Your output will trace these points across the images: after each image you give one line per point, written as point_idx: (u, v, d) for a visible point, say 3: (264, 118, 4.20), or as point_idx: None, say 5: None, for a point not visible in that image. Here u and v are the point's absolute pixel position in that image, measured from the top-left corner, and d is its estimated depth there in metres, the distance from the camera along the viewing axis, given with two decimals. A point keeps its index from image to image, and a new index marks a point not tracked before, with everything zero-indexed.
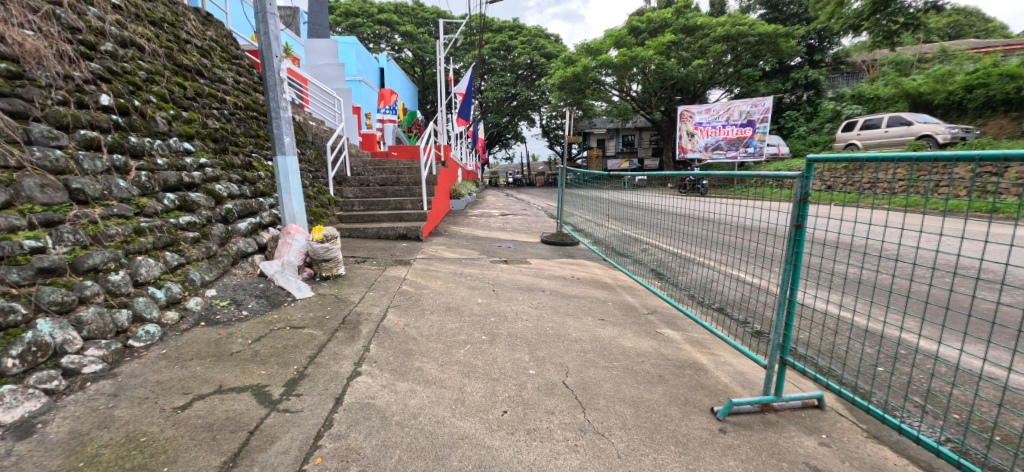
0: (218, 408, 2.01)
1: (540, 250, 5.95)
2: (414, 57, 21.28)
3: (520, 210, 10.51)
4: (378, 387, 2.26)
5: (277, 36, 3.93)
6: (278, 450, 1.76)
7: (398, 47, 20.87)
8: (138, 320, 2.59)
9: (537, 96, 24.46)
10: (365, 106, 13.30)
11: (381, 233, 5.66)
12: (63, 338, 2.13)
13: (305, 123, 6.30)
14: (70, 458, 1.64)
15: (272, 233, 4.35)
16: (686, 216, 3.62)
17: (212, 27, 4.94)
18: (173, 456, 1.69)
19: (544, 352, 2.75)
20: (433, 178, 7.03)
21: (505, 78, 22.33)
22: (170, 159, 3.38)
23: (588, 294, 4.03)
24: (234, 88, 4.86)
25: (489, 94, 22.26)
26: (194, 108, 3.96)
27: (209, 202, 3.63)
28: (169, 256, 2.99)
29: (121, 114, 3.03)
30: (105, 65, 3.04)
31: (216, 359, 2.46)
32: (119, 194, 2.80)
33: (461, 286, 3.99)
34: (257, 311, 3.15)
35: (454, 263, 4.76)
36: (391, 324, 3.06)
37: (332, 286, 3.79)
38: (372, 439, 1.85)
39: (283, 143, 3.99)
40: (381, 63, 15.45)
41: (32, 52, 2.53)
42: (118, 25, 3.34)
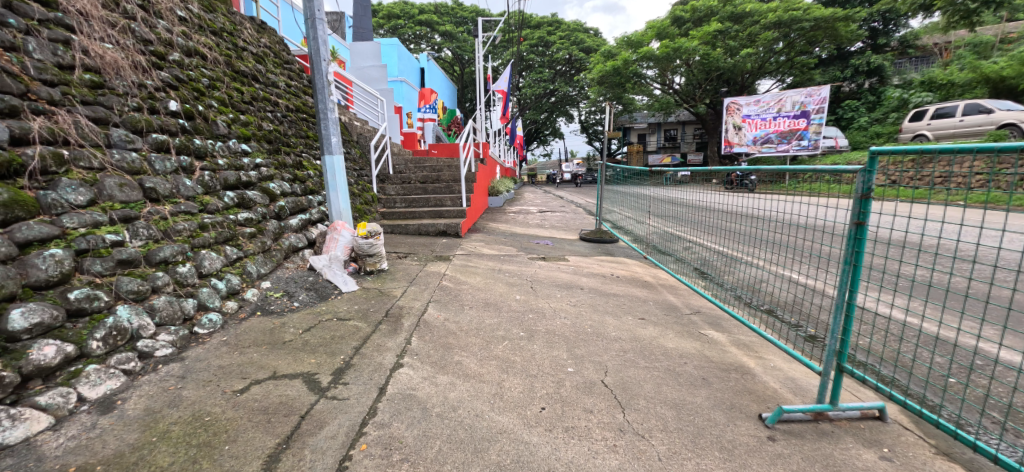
0: (273, 392, 2.14)
1: (579, 247, 5.88)
2: (453, 56, 21.59)
3: (559, 207, 10.36)
4: (420, 379, 2.32)
5: (325, 41, 4.09)
6: (327, 435, 1.86)
7: (438, 47, 21.27)
8: (203, 309, 2.80)
9: (575, 91, 24.05)
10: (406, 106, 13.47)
11: (421, 229, 5.79)
12: (138, 324, 2.35)
13: (352, 123, 6.53)
14: (144, 434, 1.82)
15: (320, 229, 4.56)
16: (735, 214, 3.50)
17: (267, 34, 5.22)
18: (233, 436, 1.83)
19: (583, 350, 2.72)
20: (472, 175, 7.12)
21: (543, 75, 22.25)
22: (230, 160, 3.62)
23: (628, 292, 3.94)
24: (286, 92, 5.12)
25: (528, 91, 22.27)
26: (251, 112, 4.21)
27: (264, 200, 3.85)
28: (229, 250, 3.21)
29: (187, 118, 3.29)
30: (173, 73, 3.30)
31: (271, 346, 2.61)
32: (186, 193, 3.04)
33: (500, 282, 4.01)
34: (307, 302, 3.31)
35: (492, 260, 4.79)
36: (431, 318, 3.13)
37: (375, 280, 3.93)
38: (414, 429, 1.91)
39: (330, 142, 4.15)
40: (421, 63, 15.43)
41: (112, 63, 2.78)
42: (184, 36, 3.61)
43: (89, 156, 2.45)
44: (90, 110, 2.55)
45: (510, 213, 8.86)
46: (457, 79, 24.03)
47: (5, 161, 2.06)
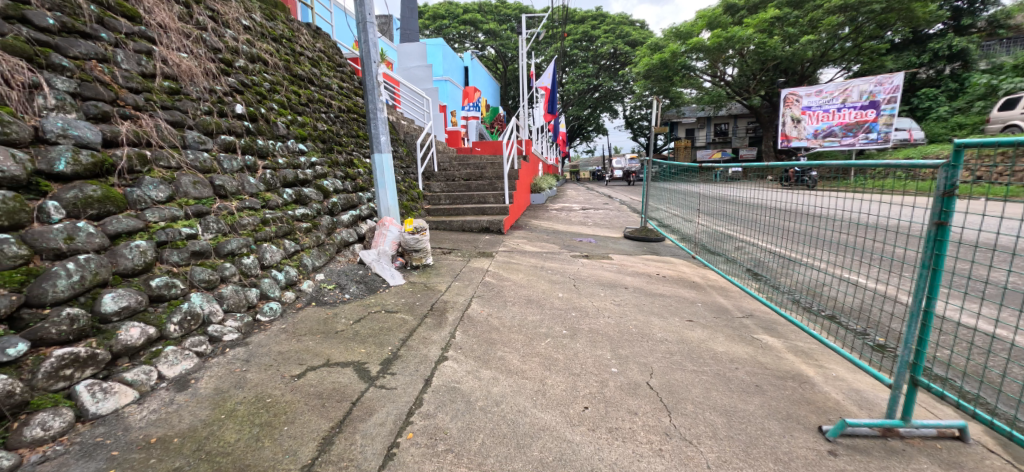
0: (326, 379, 2.26)
1: (623, 245, 5.75)
2: (497, 54, 21.73)
3: (602, 205, 10.18)
4: (464, 372, 2.36)
5: (375, 44, 4.23)
6: (376, 421, 1.95)
7: (482, 45, 21.51)
8: (265, 298, 3.00)
9: (620, 87, 23.57)
10: (450, 104, 13.75)
11: (465, 225, 5.90)
12: (209, 310, 2.57)
13: (399, 122, 6.73)
14: (214, 411, 1.99)
15: (369, 225, 4.76)
16: (791, 211, 3.30)
17: (321, 39, 5.49)
18: (290, 417, 1.96)
19: (627, 350, 2.66)
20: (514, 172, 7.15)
21: (587, 70, 21.88)
22: (289, 159, 3.85)
23: (675, 293, 3.81)
24: (339, 93, 5.36)
25: (571, 87, 21.98)
26: (307, 113, 4.45)
27: (319, 196, 4.06)
28: (287, 244, 3.42)
29: (251, 120, 3.52)
30: (239, 79, 3.54)
31: (324, 335, 2.76)
32: (250, 189, 3.26)
33: (542, 279, 4.00)
34: (357, 295, 3.47)
35: (535, 257, 4.79)
36: (475, 313, 3.17)
37: (421, 275, 4.04)
38: (458, 421, 1.96)
39: (380, 141, 4.31)
40: (464, 62, 15.54)
41: (186, 71, 3.03)
42: (249, 43, 3.86)
43: (168, 157, 2.69)
44: (169, 114, 2.79)
45: (552, 210, 8.82)
46: (500, 77, 24.16)
47: (100, 161, 2.30)
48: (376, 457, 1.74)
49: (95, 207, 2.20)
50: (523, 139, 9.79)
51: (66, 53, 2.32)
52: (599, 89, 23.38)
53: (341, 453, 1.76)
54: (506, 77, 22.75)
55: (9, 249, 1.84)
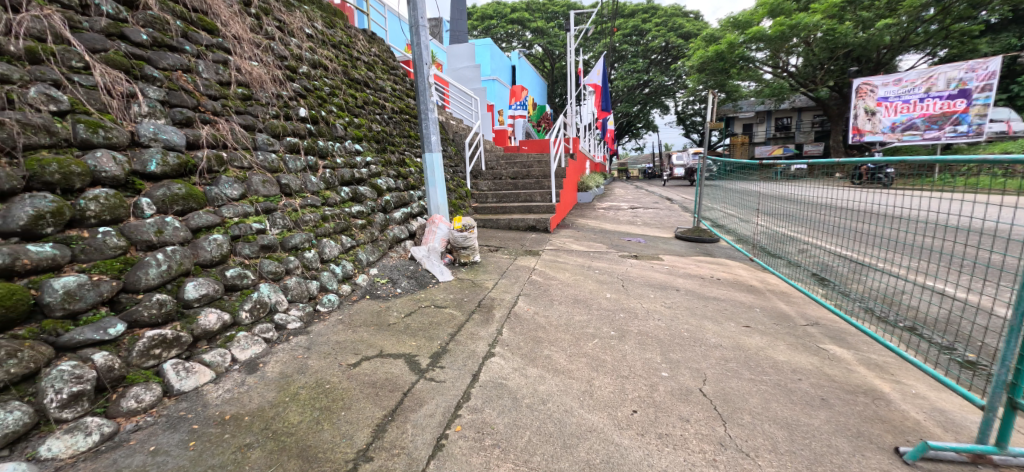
0: (380, 369, 2.36)
1: (673, 246, 5.54)
2: (544, 52, 21.64)
3: (652, 204, 9.85)
4: (510, 369, 2.38)
5: (426, 46, 4.35)
6: (426, 412, 2.01)
7: (529, 44, 21.53)
8: (324, 290, 3.19)
9: (672, 81, 22.75)
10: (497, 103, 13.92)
11: (511, 224, 5.95)
12: (275, 299, 2.76)
13: (449, 122, 6.88)
14: (280, 393, 2.14)
15: (420, 222, 4.91)
16: (863, 211, 3.05)
17: (376, 44, 5.72)
18: (347, 404, 2.07)
19: (678, 355, 2.56)
20: (561, 170, 7.10)
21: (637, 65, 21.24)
22: (346, 159, 4.06)
23: (730, 296, 3.62)
24: (392, 95, 5.57)
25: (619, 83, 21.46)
26: (363, 115, 4.67)
27: (373, 194, 4.25)
28: (345, 239, 3.61)
29: (313, 123, 3.74)
30: (302, 84, 3.78)
31: (378, 327, 2.88)
32: (312, 188, 3.47)
33: (589, 279, 3.95)
34: (408, 289, 3.60)
35: (582, 256, 4.74)
36: (521, 311, 3.19)
37: (469, 271, 4.12)
38: (504, 417, 1.99)
39: (430, 141, 4.42)
40: (511, 60, 15.35)
41: (257, 78, 3.27)
42: (311, 50, 4.10)
43: (241, 158, 2.92)
44: (242, 118, 3.03)
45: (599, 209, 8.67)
46: (546, 75, 24.05)
47: (184, 162, 2.55)
48: (425, 447, 1.80)
49: (180, 204, 2.43)
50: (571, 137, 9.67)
51: (157, 65, 2.59)
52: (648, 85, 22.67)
53: (393, 441, 1.84)
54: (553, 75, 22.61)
55: (110, 240, 2.08)
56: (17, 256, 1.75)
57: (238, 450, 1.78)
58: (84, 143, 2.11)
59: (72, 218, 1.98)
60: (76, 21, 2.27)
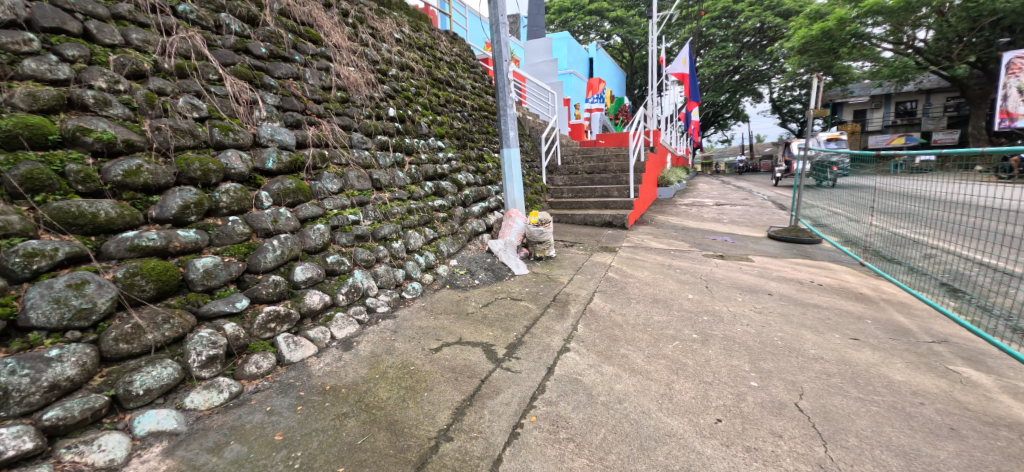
0: (459, 356, 2.49)
1: (765, 246, 5.09)
2: (623, 42, 20.82)
3: (741, 201, 9.09)
4: (586, 365, 2.37)
5: (506, 43, 4.43)
6: (503, 400, 2.09)
7: (607, 34, 20.84)
8: (409, 278, 3.42)
9: (765, 66, 20.83)
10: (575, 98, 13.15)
11: (587, 219, 5.87)
12: (367, 285, 3.03)
13: (526, 117, 6.93)
14: (371, 370, 2.35)
15: (497, 216, 5.04)
16: (1006, 209, 2.60)
17: (458, 44, 5.93)
18: (429, 385, 2.21)
19: (770, 364, 2.37)
20: (640, 165, 6.83)
21: (727, 50, 19.55)
22: (430, 155, 4.30)
23: (834, 304, 3.26)
24: (472, 93, 5.75)
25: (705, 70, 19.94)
26: (445, 113, 4.89)
27: (454, 189, 4.44)
28: (427, 231, 3.83)
29: (401, 122, 4.00)
30: (392, 86, 4.05)
31: (457, 316, 3.03)
32: (399, 183, 3.73)
33: (670, 278, 3.78)
34: (485, 281, 3.73)
35: (661, 255, 4.54)
36: (597, 308, 3.15)
37: (544, 266, 4.16)
38: (579, 412, 1.99)
39: (509, 136, 4.51)
40: (590, 52, 14.44)
41: (353, 82, 3.57)
42: (399, 54, 4.37)
43: (340, 155, 3.22)
44: (340, 119, 3.34)
45: (680, 206, 8.20)
46: (625, 66, 23.13)
47: (294, 160, 2.87)
48: (502, 433, 1.87)
49: (290, 197, 2.75)
50: (651, 129, 9.23)
51: (273, 74, 2.95)
52: (738, 71, 21.02)
53: (471, 424, 1.93)
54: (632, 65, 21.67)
55: (236, 228, 2.43)
56: (170, 240, 2.12)
57: (337, 418, 1.99)
58: (218, 144, 2.48)
59: (208, 208, 2.34)
60: (212, 39, 2.67)
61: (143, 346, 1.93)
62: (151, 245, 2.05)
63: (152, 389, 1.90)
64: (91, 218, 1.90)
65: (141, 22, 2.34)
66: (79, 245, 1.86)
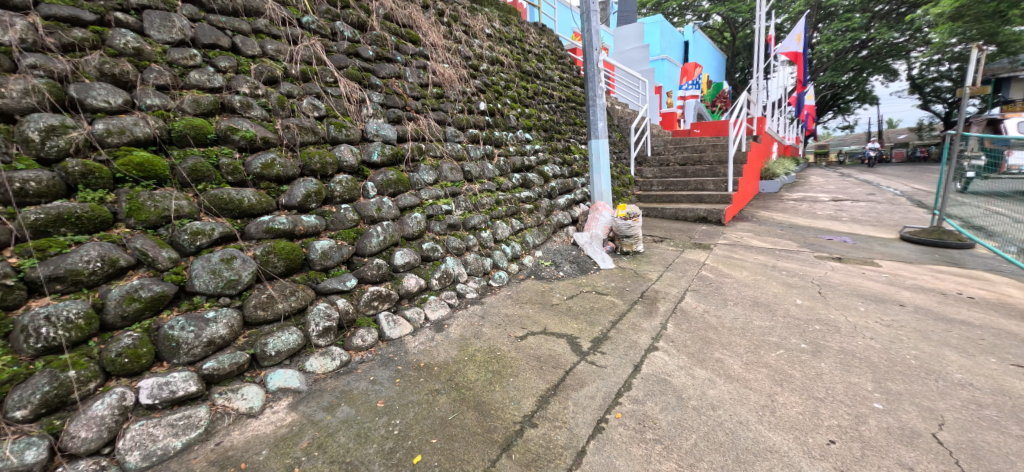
0: (544, 345, 2.53)
1: (897, 249, 4.39)
2: (723, 21, 19.02)
3: (866, 197, 7.88)
4: (675, 367, 2.27)
5: (597, 32, 4.33)
6: (588, 393, 2.08)
7: (706, 14, 19.18)
8: (496, 267, 3.54)
9: (902, 37, 16.96)
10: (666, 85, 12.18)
11: (678, 214, 5.58)
12: (458, 271, 3.20)
13: (614, 107, 6.71)
14: (461, 352, 2.50)
15: (583, 209, 4.99)
16: None
17: (546, 35, 5.91)
18: (515, 372, 2.29)
19: (899, 386, 2.06)
20: (740, 155, 6.27)
21: (853, 21, 16.83)
22: (518, 147, 4.37)
23: (992, 323, 2.71)
24: (560, 84, 5.71)
25: (823, 47, 17.45)
26: (533, 105, 4.93)
27: (540, 181, 4.49)
28: (514, 222, 3.92)
29: (491, 115, 4.13)
30: (483, 80, 4.18)
31: (542, 306, 3.08)
32: (489, 174, 3.86)
33: (774, 280, 3.45)
34: (570, 273, 3.72)
35: (764, 254, 4.14)
36: (689, 307, 2.99)
37: (631, 261, 4.04)
38: (668, 414, 1.92)
39: (597, 127, 4.43)
40: (685, 35, 13.25)
41: (448, 78, 3.75)
42: (490, 49, 4.49)
43: (436, 148, 3.42)
44: (436, 114, 3.53)
45: (787, 201, 7.38)
46: (724, 47, 21.17)
47: (395, 153, 3.11)
48: (586, 426, 1.87)
49: (392, 187, 2.99)
50: (755, 116, 8.35)
51: (378, 74, 3.21)
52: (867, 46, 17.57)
53: (555, 413, 1.96)
54: (733, 46, 19.72)
55: (347, 215, 2.70)
56: (296, 224, 2.44)
57: (430, 393, 2.15)
58: (333, 140, 2.77)
59: (325, 197, 2.64)
60: (330, 45, 2.98)
61: (275, 314, 2.25)
62: (282, 228, 2.38)
63: (281, 351, 2.21)
64: (238, 204, 2.25)
65: (274, 34, 2.70)
66: (229, 226, 2.21)
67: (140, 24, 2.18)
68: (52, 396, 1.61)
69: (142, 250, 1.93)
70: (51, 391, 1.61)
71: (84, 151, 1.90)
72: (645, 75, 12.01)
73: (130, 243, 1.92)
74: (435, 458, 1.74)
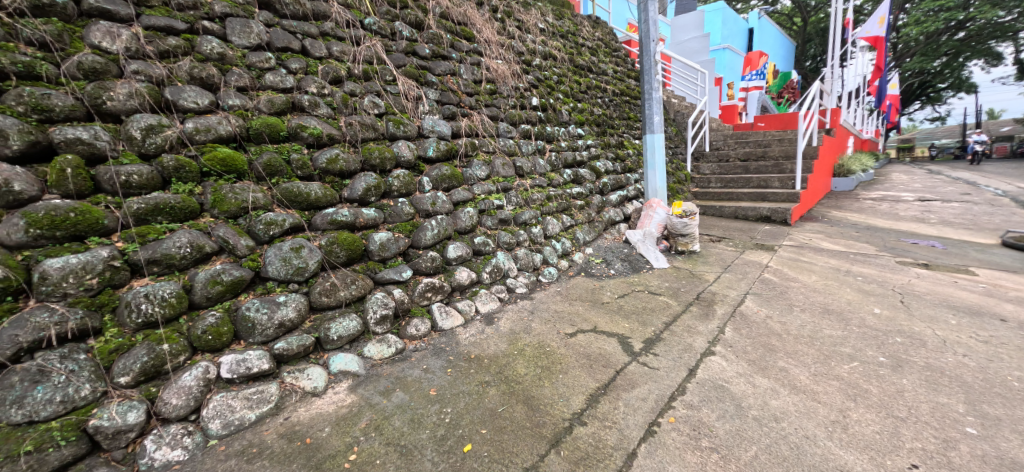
0: (594, 344, 2.51)
1: (998, 256, 3.89)
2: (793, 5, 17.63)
3: (960, 197, 7.03)
4: (734, 373, 2.17)
5: (654, 22, 4.19)
6: (639, 395, 2.04)
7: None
8: (545, 263, 3.54)
9: (1010, 15, 14.80)
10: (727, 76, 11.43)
11: (739, 212, 5.30)
12: (508, 266, 3.23)
13: (670, 101, 6.46)
14: (511, 346, 2.53)
15: (635, 205, 4.86)
16: None
17: (600, 28, 5.77)
18: (564, 368, 2.28)
19: (998, 410, 1.84)
20: (810, 150, 5.82)
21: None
22: (569, 143, 4.33)
23: None
24: (613, 78, 5.56)
25: (910, 30, 15.67)
26: (586, 100, 4.85)
27: (592, 177, 4.42)
28: (565, 218, 3.90)
29: (543, 111, 4.11)
30: (536, 75, 4.17)
31: (592, 304, 3.05)
32: (540, 170, 3.85)
33: (848, 286, 3.19)
34: (621, 271, 3.65)
35: (836, 258, 3.83)
36: (750, 311, 2.84)
37: (686, 261, 3.88)
38: (726, 423, 1.84)
39: (653, 121, 4.28)
40: (750, 22, 12.34)
41: (501, 74, 3.77)
42: (542, 43, 4.46)
43: (488, 144, 3.46)
44: (489, 110, 3.57)
45: (863, 200, 6.76)
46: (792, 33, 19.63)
47: (450, 149, 3.18)
48: (638, 428, 1.84)
49: (446, 182, 3.07)
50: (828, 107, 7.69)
51: (434, 72, 3.29)
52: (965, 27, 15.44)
53: (605, 413, 1.94)
54: (803, 32, 18.24)
55: (404, 208, 2.81)
56: (357, 217, 2.57)
57: (481, 385, 2.20)
58: (392, 136, 2.88)
59: (384, 191, 2.75)
60: (389, 45, 3.09)
61: (338, 300, 2.39)
62: (344, 220, 2.51)
63: (342, 336, 2.34)
64: (306, 197, 2.41)
65: (340, 36, 2.84)
66: (298, 217, 2.37)
67: (223, 30, 2.37)
68: (149, 365, 1.81)
69: (224, 238, 2.12)
70: (149, 361, 1.81)
71: (177, 148, 2.10)
72: (704, 65, 11.42)
73: (213, 231, 2.10)
74: (485, 448, 1.78)
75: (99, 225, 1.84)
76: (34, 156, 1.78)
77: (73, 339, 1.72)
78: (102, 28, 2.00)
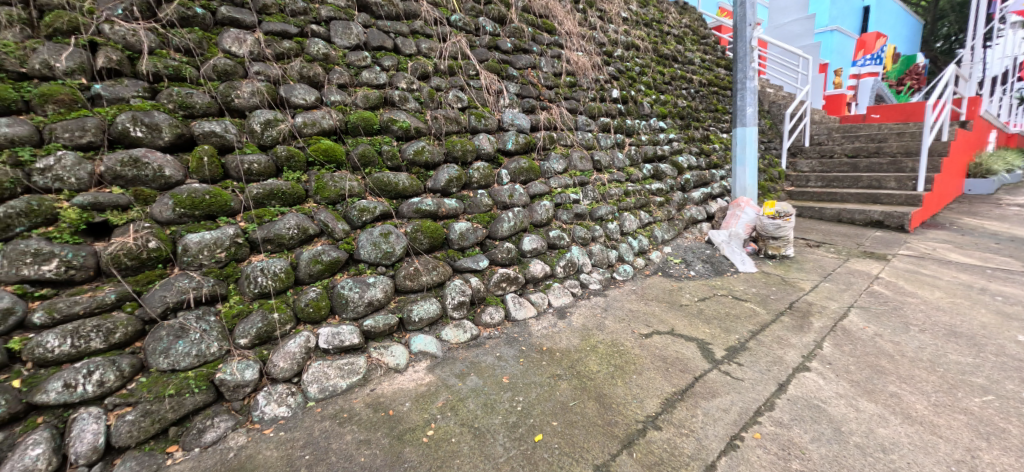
0: (671, 347, 2.42)
1: None
2: None
3: None
4: (832, 393, 1.98)
5: (753, 5, 3.89)
6: (720, 405, 1.94)
7: None
8: (620, 260, 3.47)
9: None
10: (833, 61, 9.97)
11: (843, 215, 4.78)
12: (582, 261, 3.22)
13: (765, 91, 5.95)
14: (583, 342, 2.52)
15: (720, 204, 4.56)
16: None
17: (687, 14, 5.43)
18: (638, 369, 2.23)
19: None
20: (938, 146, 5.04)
21: None
22: (650, 136, 4.16)
23: None
24: (701, 67, 5.22)
25: None
26: (669, 91, 4.61)
27: (673, 172, 4.22)
28: (643, 215, 3.77)
29: (623, 103, 3.99)
30: (617, 67, 4.05)
31: (670, 305, 2.94)
32: (618, 164, 3.76)
33: (982, 306, 2.74)
34: (702, 273, 3.47)
35: (967, 273, 3.30)
36: (853, 327, 2.55)
37: (778, 266, 3.58)
38: (821, 446, 1.69)
39: (745, 113, 3.98)
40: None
41: (581, 67, 3.72)
42: (625, 33, 4.31)
43: (567, 137, 3.44)
44: (568, 103, 3.55)
45: (1007, 206, 5.71)
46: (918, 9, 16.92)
47: (528, 142, 3.21)
48: (717, 440, 1.75)
49: (523, 175, 3.11)
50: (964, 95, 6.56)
51: (515, 65, 3.33)
52: None
53: (682, 420, 1.88)
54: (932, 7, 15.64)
55: (482, 200, 2.90)
56: (439, 206, 2.70)
57: (552, 377, 2.23)
58: (474, 130, 2.98)
59: (465, 182, 2.86)
60: (473, 40, 3.17)
61: (420, 285, 2.54)
62: (428, 210, 2.66)
63: (423, 319, 2.49)
64: (394, 186, 2.58)
65: (428, 34, 2.97)
66: (387, 205, 2.55)
67: (328, 32, 2.59)
68: (263, 331, 2.07)
69: (325, 222, 2.34)
70: (263, 327, 2.07)
71: (288, 140, 2.35)
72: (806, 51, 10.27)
73: (316, 215, 2.34)
74: (555, 440, 1.81)
75: (227, 207, 2.12)
76: (180, 146, 2.09)
77: (206, 302, 2.01)
78: (232, 34, 2.28)
